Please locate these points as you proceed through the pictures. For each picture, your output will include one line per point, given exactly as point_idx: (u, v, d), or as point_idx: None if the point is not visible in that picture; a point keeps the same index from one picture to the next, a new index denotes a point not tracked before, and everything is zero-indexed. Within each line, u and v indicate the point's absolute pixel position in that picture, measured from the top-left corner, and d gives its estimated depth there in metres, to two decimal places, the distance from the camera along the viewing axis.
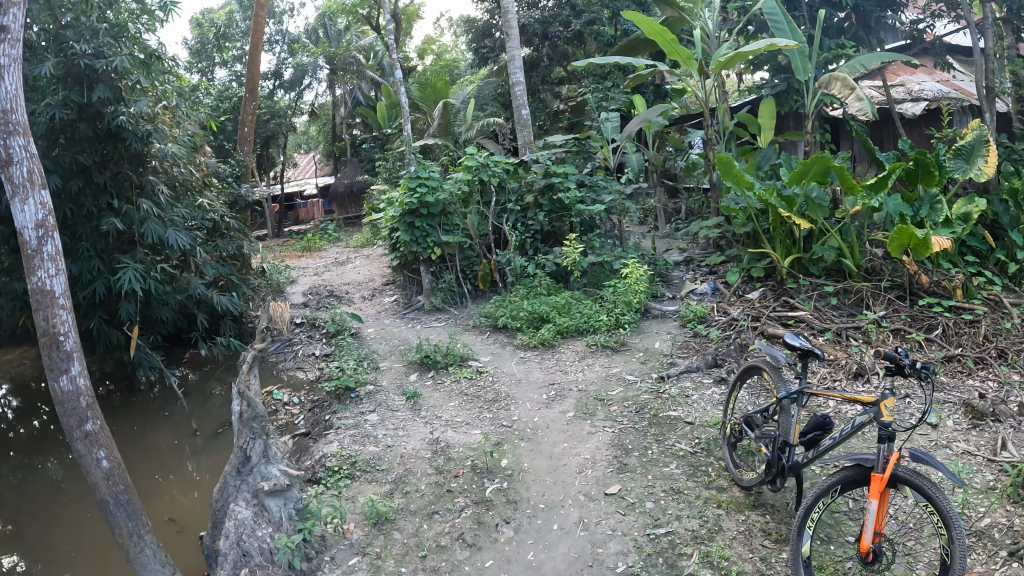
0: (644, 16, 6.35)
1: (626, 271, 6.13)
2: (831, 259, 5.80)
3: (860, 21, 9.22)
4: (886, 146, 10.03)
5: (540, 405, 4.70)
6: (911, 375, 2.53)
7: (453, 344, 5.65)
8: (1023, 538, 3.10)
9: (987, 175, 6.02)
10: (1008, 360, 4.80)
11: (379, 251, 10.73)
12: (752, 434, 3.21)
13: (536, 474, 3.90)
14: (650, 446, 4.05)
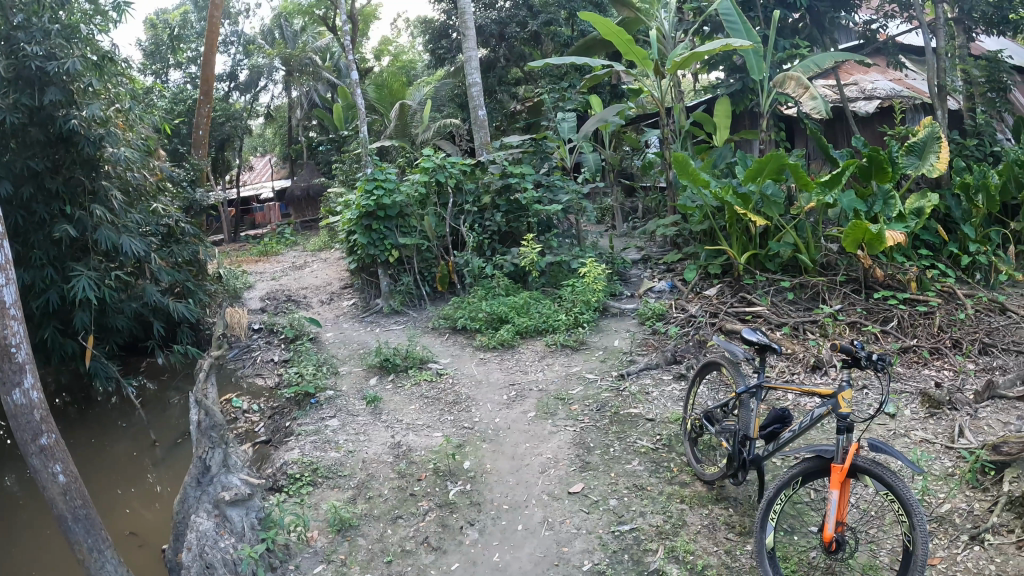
0: (600, 17, 6.35)
1: (584, 270, 6.15)
2: (787, 255, 5.88)
3: (814, 21, 9.37)
4: (839, 143, 10.19)
5: (500, 406, 4.68)
6: (867, 367, 2.55)
7: (412, 346, 5.59)
8: (983, 522, 3.19)
9: (940, 170, 6.15)
10: (962, 349, 4.90)
11: (336, 255, 10.60)
12: (712, 429, 3.21)
13: (498, 475, 3.87)
14: (612, 444, 4.05)
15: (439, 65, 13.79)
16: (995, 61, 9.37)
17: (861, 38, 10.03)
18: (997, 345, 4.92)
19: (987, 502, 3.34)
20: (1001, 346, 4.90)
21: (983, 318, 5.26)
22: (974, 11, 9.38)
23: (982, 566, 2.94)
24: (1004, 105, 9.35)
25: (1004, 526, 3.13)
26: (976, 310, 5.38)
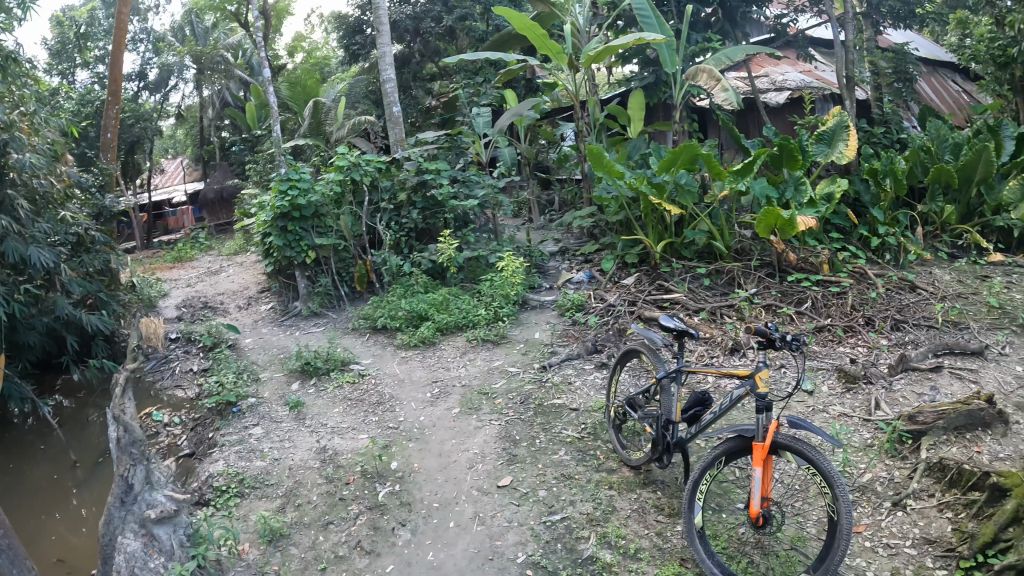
0: (514, 12, 6.32)
1: (501, 264, 6.16)
2: (703, 242, 6.00)
3: (726, 16, 9.57)
4: (750, 134, 10.44)
5: (424, 404, 4.62)
6: (782, 348, 2.62)
7: (332, 349, 5.47)
8: (904, 488, 3.38)
9: (849, 158, 6.38)
10: (875, 326, 5.08)
11: (253, 258, 10.32)
12: (635, 415, 3.24)
13: (426, 474, 3.82)
14: (537, 435, 4.05)
15: (355, 61, 13.57)
16: (902, 52, 9.89)
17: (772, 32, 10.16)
18: (907, 320, 5.12)
19: (906, 469, 3.52)
20: (910, 321, 5.11)
21: (894, 295, 5.48)
22: (881, 6, 9.79)
23: (905, 531, 3.12)
24: (909, 95, 9.77)
25: (923, 492, 3.33)
26: (886, 288, 5.59)
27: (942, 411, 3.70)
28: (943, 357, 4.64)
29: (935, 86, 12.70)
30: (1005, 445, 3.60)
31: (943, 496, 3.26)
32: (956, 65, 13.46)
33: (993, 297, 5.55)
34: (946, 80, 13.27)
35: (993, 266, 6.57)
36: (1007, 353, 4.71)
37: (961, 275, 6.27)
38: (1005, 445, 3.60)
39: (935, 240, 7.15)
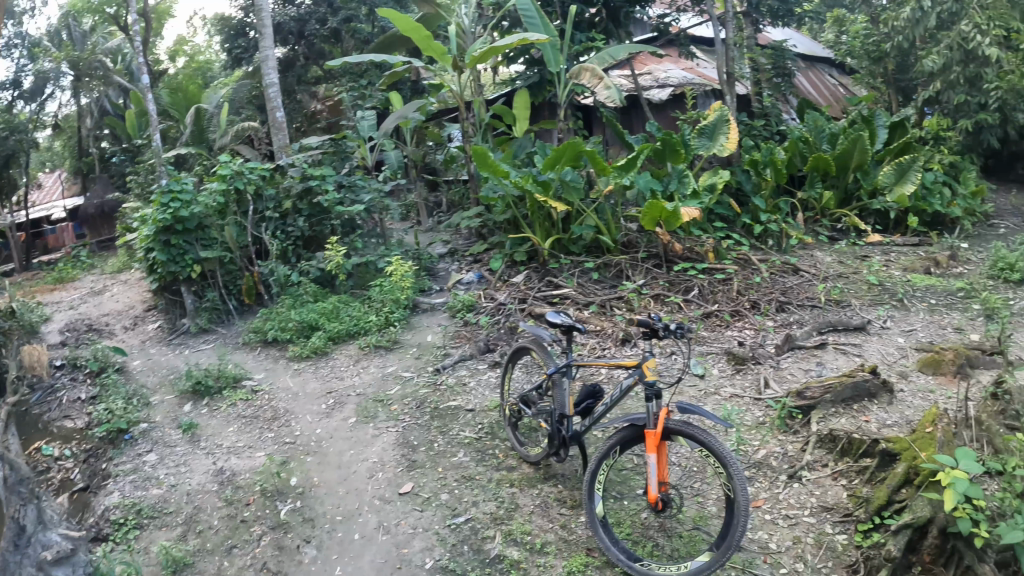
0: (398, 13, 6.25)
1: (390, 268, 6.10)
2: (590, 237, 6.11)
3: (610, 16, 9.73)
4: (635, 130, 10.69)
5: (320, 416, 4.52)
6: (666, 337, 2.72)
7: (223, 365, 5.27)
8: (797, 461, 3.62)
9: (729, 150, 6.65)
10: (760, 309, 5.28)
11: (139, 275, 9.87)
12: (529, 412, 3.26)
13: (327, 488, 3.73)
14: (435, 438, 4.02)
15: (239, 66, 13.20)
16: (780, 49, 10.21)
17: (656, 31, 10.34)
18: (791, 301, 5.37)
19: (799, 442, 3.76)
20: (794, 303, 5.35)
21: (777, 279, 5.73)
22: (760, 5, 10.08)
23: (803, 501, 3.38)
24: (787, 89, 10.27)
25: (817, 463, 3.60)
26: (770, 272, 5.82)
27: (828, 385, 3.95)
28: (826, 334, 4.91)
29: (812, 79, 13.35)
30: (890, 412, 3.89)
31: (837, 464, 3.54)
32: (832, 60, 14.21)
33: (872, 276, 5.93)
34: (823, 74, 13.98)
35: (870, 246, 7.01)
36: (889, 327, 5.04)
37: (839, 257, 6.60)
38: (891, 411, 3.89)
39: (816, 224, 7.52)
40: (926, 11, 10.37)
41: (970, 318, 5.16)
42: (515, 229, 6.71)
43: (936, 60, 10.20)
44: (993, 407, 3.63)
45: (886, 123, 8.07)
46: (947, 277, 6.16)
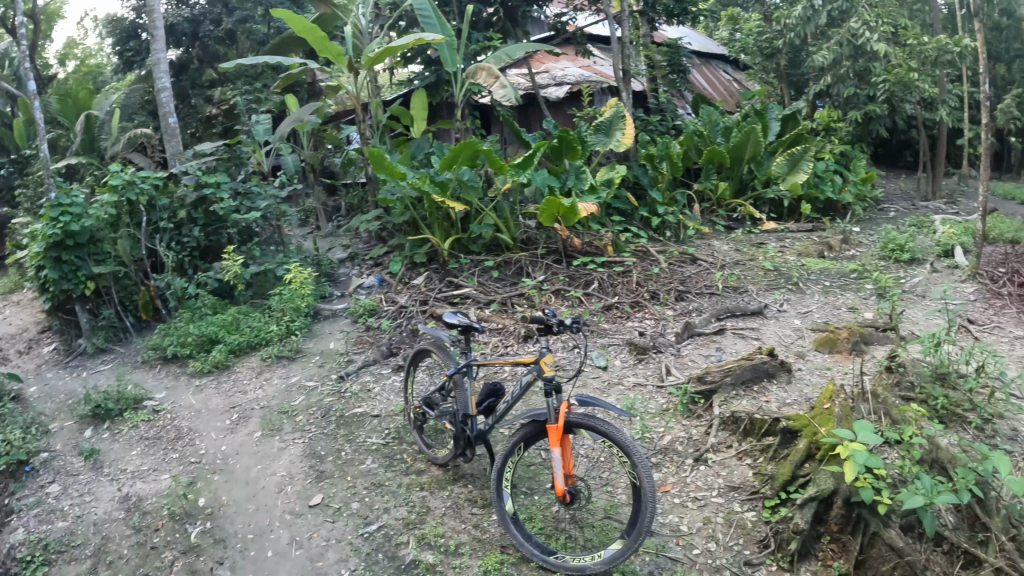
0: (294, 14, 6.17)
1: (289, 276, 6.01)
2: (489, 235, 6.17)
3: (507, 15, 9.79)
4: (532, 128, 10.75)
5: (224, 432, 4.41)
6: (560, 332, 2.72)
7: (122, 386, 5.04)
8: (701, 445, 3.76)
9: (625, 146, 6.84)
10: (660, 299, 5.45)
11: (31, 294, 9.39)
12: (433, 414, 3.26)
13: (236, 505, 3.63)
14: (343, 447, 4.02)
15: (131, 69, 12.81)
16: (675, 47, 10.62)
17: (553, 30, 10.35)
18: (690, 291, 5.57)
19: (703, 426, 3.92)
20: (692, 292, 5.56)
21: (676, 269, 5.97)
22: (656, 4, 10.19)
23: (710, 482, 3.52)
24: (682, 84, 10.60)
25: (721, 444, 3.74)
26: (669, 263, 6.06)
27: (728, 369, 4.12)
28: (725, 320, 5.14)
29: (708, 75, 13.77)
30: (791, 390, 4.11)
31: (741, 444, 3.69)
32: (727, 57, 14.76)
33: (768, 262, 6.27)
34: (719, 70, 14.47)
35: (766, 233, 7.62)
36: (787, 309, 5.42)
37: (737, 244, 7.09)
38: (790, 390, 4.10)
39: (714, 214, 8.24)
40: (816, 10, 10.77)
41: (862, 297, 5.67)
42: (414, 230, 6.71)
43: (827, 55, 10.68)
44: (885, 379, 4.17)
45: (778, 117, 8.92)
46: (838, 258, 6.97)
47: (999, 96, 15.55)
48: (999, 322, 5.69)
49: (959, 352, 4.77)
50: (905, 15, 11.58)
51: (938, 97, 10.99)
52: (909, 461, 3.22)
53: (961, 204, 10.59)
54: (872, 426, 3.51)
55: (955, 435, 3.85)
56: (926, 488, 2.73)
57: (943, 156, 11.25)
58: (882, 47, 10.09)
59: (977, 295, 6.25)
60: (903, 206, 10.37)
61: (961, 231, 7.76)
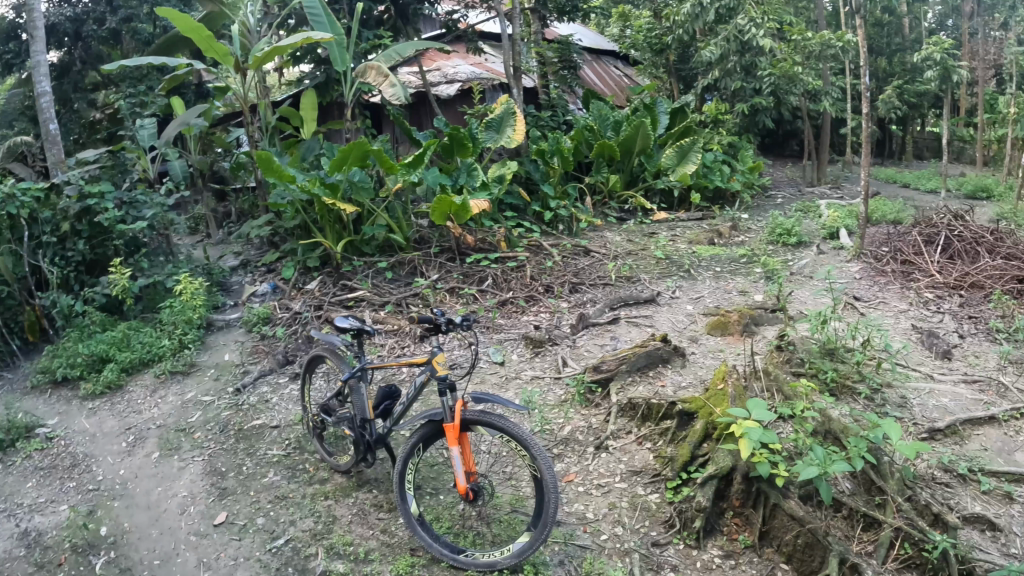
0: (179, 13, 6.20)
1: (179, 287, 5.87)
2: (382, 236, 6.53)
3: (398, 12, 9.75)
4: (424, 126, 10.50)
5: (121, 456, 4.27)
6: (449, 330, 2.94)
7: (10, 415, 4.74)
8: (600, 433, 3.93)
9: (517, 141, 7.77)
10: (551, 292, 6.05)
11: None
12: (331, 420, 3.57)
13: (141, 531, 3.50)
14: (244, 461, 4.00)
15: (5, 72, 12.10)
16: (566, 43, 10.77)
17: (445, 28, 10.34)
18: (583, 283, 6.22)
19: (601, 414, 4.12)
20: (585, 283, 6.22)
21: (568, 262, 6.67)
22: (547, 2, 10.34)
23: (613, 468, 3.64)
24: (574, 81, 10.86)
25: (621, 431, 3.93)
26: (562, 256, 6.82)
27: (623, 357, 4.41)
28: (618, 309, 5.71)
29: (598, 71, 14.06)
30: (684, 373, 4.47)
31: (640, 429, 3.89)
32: (617, 53, 15.11)
33: (659, 252, 7.08)
34: (610, 66, 14.79)
35: (658, 224, 8.57)
36: (680, 296, 6.03)
37: (629, 236, 7.93)
38: (684, 373, 4.46)
39: (604, 206, 8.97)
40: (704, 7, 11.16)
41: (752, 280, 6.42)
42: (307, 234, 6.67)
43: (714, 50, 11.16)
44: (776, 357, 4.34)
45: (666, 110, 9.55)
46: (727, 245, 7.67)
47: (879, 87, 16.41)
48: (881, 297, 6.03)
49: (846, 328, 5.08)
50: (790, 14, 12.13)
51: (823, 89, 11.49)
52: (802, 433, 3.34)
53: (844, 188, 11.17)
54: (766, 403, 3.69)
55: (847, 405, 4.06)
56: (818, 459, 2.84)
57: (826, 145, 11.86)
58: (767, 42, 10.50)
59: (863, 273, 6.60)
60: (790, 192, 10.88)
61: (846, 214, 8.22)
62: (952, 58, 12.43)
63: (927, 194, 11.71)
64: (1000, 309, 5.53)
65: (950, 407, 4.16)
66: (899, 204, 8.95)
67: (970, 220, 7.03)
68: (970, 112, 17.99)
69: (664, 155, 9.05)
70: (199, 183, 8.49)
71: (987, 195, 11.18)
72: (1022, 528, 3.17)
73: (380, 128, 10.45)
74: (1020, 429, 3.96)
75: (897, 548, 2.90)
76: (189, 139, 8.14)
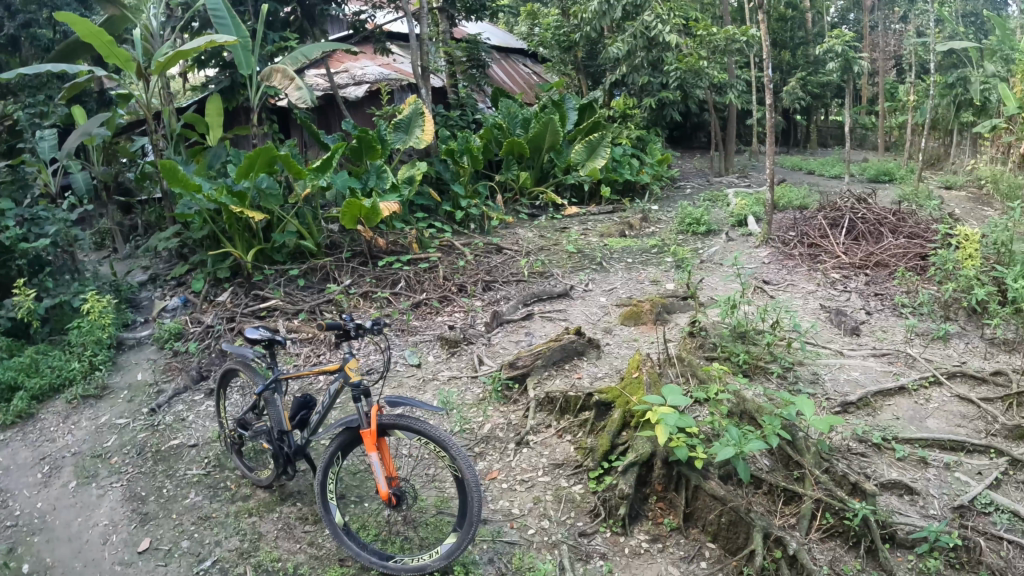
0: (77, 17, 5.94)
1: (86, 306, 5.61)
2: (293, 243, 6.42)
3: (305, 14, 9.58)
4: (332, 130, 10.37)
5: (34, 488, 4.04)
6: (358, 336, 2.90)
7: None
8: (519, 429, 3.96)
9: (426, 141, 7.74)
10: (466, 291, 6.06)
11: None
12: (248, 434, 3.49)
13: (63, 566, 3.32)
14: (164, 484, 3.86)
15: None
16: (474, 42, 10.84)
17: (353, 28, 10.22)
18: (496, 280, 6.25)
19: (519, 410, 4.16)
20: (498, 281, 6.24)
21: (481, 261, 6.70)
22: (455, 2, 10.37)
23: (535, 463, 3.68)
24: (483, 80, 10.94)
25: (541, 425, 3.97)
26: (474, 255, 6.85)
27: (539, 352, 4.45)
28: (532, 304, 5.77)
29: (507, 69, 14.13)
30: (600, 364, 4.55)
31: (559, 422, 3.94)
32: (526, 51, 15.20)
33: (570, 246, 7.23)
34: (518, 64, 14.85)
35: (569, 219, 8.74)
36: (592, 289, 6.14)
37: (541, 231, 8.08)
38: (600, 364, 4.53)
39: (516, 203, 9.08)
40: (611, 4, 11.37)
41: (663, 269, 6.58)
42: (218, 245, 6.48)
43: (621, 47, 11.41)
44: (689, 344, 4.47)
45: (574, 106, 9.77)
46: (638, 236, 7.85)
47: (783, 79, 17.02)
48: (791, 279, 6.25)
49: (755, 312, 5.24)
50: (695, 10, 12.46)
51: (728, 82, 11.88)
52: (718, 415, 3.42)
53: (751, 177, 11.54)
54: (682, 389, 3.80)
55: (762, 384, 4.19)
56: (734, 439, 2.90)
57: (733, 136, 12.23)
58: (674, 37, 10.76)
59: (772, 257, 6.82)
60: (699, 183, 11.17)
61: (753, 201, 8.49)
62: (852, 50, 12.98)
63: (832, 179, 12.21)
64: (904, 285, 5.81)
65: (860, 380, 4.35)
66: (804, 190, 9.29)
67: (872, 203, 7.36)
68: (868, 101, 18.86)
69: (574, 150, 9.28)
70: (103, 195, 8.13)
71: (888, 178, 11.74)
72: (937, 490, 3.33)
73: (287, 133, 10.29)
74: (928, 397, 4.17)
75: (819, 519, 3.02)
76: (91, 150, 7.79)
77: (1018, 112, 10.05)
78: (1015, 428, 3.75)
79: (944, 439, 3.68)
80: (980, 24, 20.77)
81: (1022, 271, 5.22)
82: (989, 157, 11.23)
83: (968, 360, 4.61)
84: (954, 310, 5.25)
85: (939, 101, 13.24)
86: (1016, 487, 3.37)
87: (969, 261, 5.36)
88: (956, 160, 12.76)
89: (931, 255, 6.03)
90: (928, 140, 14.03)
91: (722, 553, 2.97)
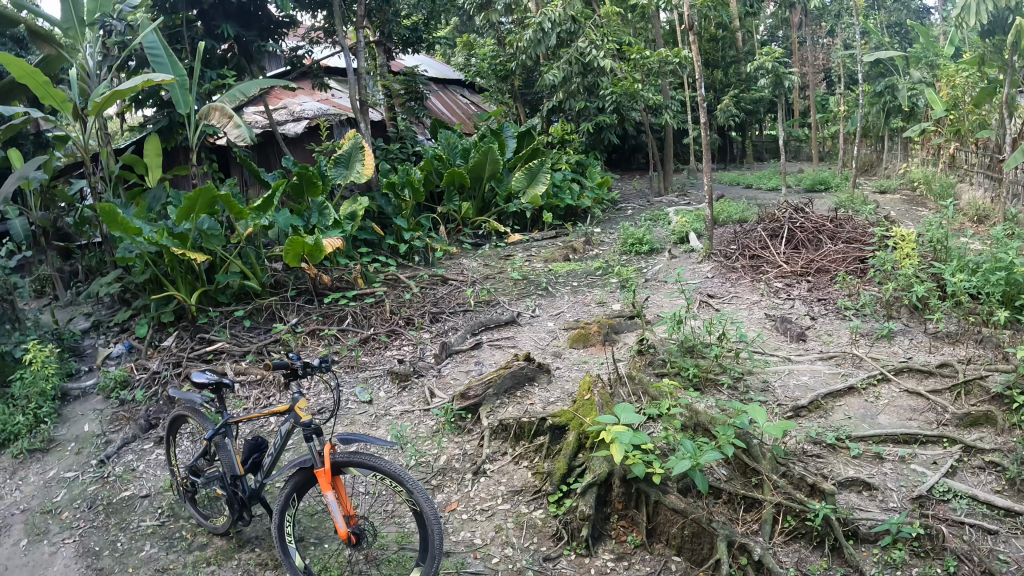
0: (10, 58, 5.82)
1: (27, 358, 5.44)
2: (236, 283, 6.34)
3: (242, 51, 9.46)
4: (272, 166, 10.31)
5: None
6: (306, 375, 2.87)
7: None
8: (476, 459, 3.96)
9: (367, 175, 7.75)
10: (414, 323, 6.06)
11: None
12: (201, 480, 3.43)
13: None
14: (117, 538, 3.76)
15: None
16: (410, 74, 10.89)
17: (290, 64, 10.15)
18: (443, 311, 6.27)
19: (474, 440, 4.17)
20: (445, 312, 6.26)
21: (428, 292, 6.71)
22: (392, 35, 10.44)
23: (494, 491, 3.68)
24: (421, 111, 10.99)
25: (497, 453, 3.99)
26: (420, 286, 6.86)
27: (490, 381, 4.47)
28: (480, 333, 5.80)
29: (445, 100, 14.24)
30: (550, 389, 4.58)
31: (515, 449, 3.97)
32: (462, 81, 15.36)
33: (516, 273, 7.29)
34: (456, 94, 15.00)
35: (512, 246, 8.82)
36: (540, 314, 6.20)
37: (485, 260, 8.14)
38: (551, 389, 4.57)
39: (459, 233, 9.14)
40: (546, 32, 11.62)
41: (608, 290, 6.68)
42: (160, 288, 6.35)
43: (558, 73, 11.63)
44: (639, 361, 4.58)
45: (514, 134, 9.96)
46: (582, 259, 7.96)
47: (716, 96, 17.47)
48: (735, 292, 6.38)
49: (702, 325, 5.34)
50: (628, 33, 12.76)
51: (663, 103, 12.18)
52: (672, 429, 3.46)
53: (689, 195, 11.80)
54: (634, 407, 3.87)
55: (713, 397, 4.27)
56: (689, 452, 2.89)
57: (669, 155, 12.44)
58: (609, 62, 11.02)
59: (715, 271, 6.97)
60: (640, 203, 11.37)
61: (693, 218, 8.69)
62: (783, 65, 13.39)
63: (770, 191, 12.53)
64: (845, 288, 6.00)
65: (810, 384, 4.46)
66: (742, 203, 9.53)
67: (810, 212, 7.55)
68: (800, 114, 19.46)
69: (515, 178, 9.45)
70: (41, 241, 7.92)
71: (824, 187, 12.12)
72: (895, 483, 3.42)
73: (227, 171, 10.21)
74: (877, 394, 4.31)
75: (782, 522, 3.09)
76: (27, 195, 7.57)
77: (944, 115, 10.46)
78: (964, 416, 3.87)
79: (897, 433, 3.80)
80: (903, 33, 21.68)
81: (957, 267, 5.42)
82: (920, 160, 11.66)
83: (913, 356, 4.76)
84: (897, 308, 5.43)
85: (869, 110, 13.76)
86: (972, 473, 3.48)
87: (907, 261, 5.56)
88: (889, 165, 13.21)
89: (869, 259, 6.21)
90: (860, 148, 14.52)
91: (689, 566, 3.00)
